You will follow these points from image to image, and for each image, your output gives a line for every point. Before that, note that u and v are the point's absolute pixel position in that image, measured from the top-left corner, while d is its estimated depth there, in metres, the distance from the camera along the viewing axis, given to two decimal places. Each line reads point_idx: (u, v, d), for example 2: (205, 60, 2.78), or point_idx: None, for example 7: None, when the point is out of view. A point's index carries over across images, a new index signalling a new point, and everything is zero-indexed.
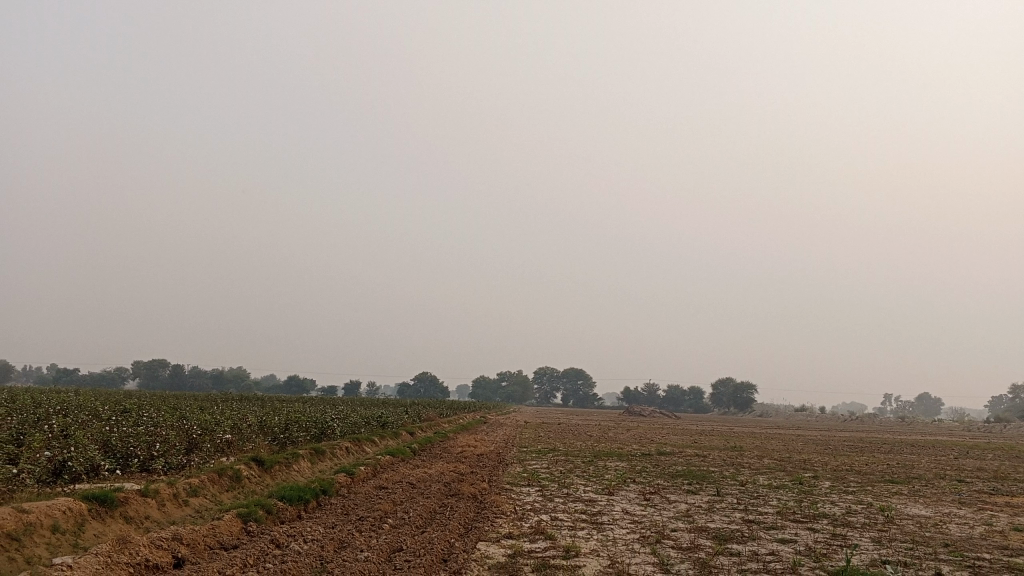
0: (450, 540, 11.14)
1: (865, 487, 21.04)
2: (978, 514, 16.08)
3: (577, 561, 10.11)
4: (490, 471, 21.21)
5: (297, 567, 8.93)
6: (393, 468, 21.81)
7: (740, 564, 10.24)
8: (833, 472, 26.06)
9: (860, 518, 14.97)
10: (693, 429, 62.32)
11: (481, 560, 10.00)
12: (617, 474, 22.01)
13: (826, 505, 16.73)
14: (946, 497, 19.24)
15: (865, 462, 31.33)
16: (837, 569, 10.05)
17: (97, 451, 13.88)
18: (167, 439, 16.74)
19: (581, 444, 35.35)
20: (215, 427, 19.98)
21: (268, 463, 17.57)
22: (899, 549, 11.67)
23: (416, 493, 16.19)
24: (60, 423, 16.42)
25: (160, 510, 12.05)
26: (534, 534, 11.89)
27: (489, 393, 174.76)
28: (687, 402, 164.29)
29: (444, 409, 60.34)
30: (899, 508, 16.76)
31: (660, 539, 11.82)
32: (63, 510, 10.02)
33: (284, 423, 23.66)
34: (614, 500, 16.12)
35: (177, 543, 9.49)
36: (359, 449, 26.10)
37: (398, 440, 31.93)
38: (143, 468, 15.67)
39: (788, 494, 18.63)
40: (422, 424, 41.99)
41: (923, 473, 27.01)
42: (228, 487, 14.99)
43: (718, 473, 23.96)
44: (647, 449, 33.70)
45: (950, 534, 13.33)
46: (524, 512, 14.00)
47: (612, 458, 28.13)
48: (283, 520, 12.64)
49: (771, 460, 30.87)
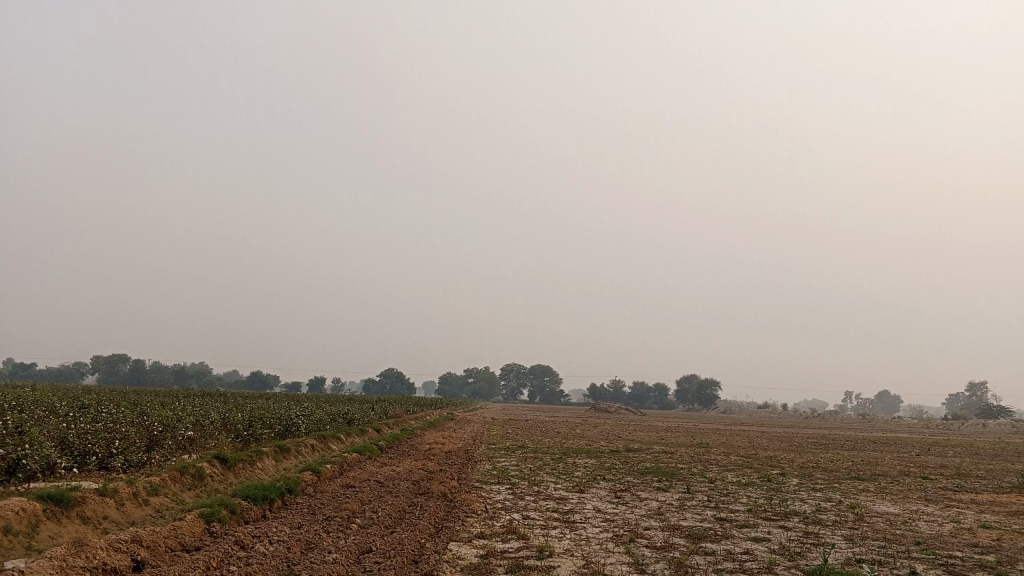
0: (421, 540, 10.89)
1: (833, 485, 21.13)
2: (946, 512, 16.21)
3: (551, 561, 9.91)
4: (459, 468, 20.98)
5: (263, 570, 8.59)
6: (360, 466, 21.49)
7: (716, 564, 10.10)
8: (800, 470, 26.20)
9: (830, 516, 14.98)
10: (659, 426, 62.46)
11: (453, 561, 9.75)
12: (587, 471, 21.90)
13: (795, 502, 16.77)
14: (912, 495, 19.39)
15: (830, 460, 31.56)
16: (813, 568, 9.95)
17: (52, 448, 13.41)
18: (127, 436, 16.26)
19: (549, 441, 35.20)
20: (177, 424, 19.46)
21: (232, 461, 17.16)
22: (871, 547, 11.64)
23: (384, 491, 15.90)
24: (14, 420, 15.87)
25: (119, 510, 11.64)
26: (505, 533, 11.70)
27: (456, 389, 174.35)
28: (653, 399, 165.34)
29: (412, 406, 59.82)
30: (867, 505, 16.83)
31: (634, 538, 11.66)
32: (17, 511, 9.60)
33: (248, 420, 23.19)
34: (585, 498, 15.99)
35: (136, 545, 9.11)
36: (325, 446, 25.73)
37: (365, 438, 31.59)
38: (100, 466, 15.21)
39: (757, 491, 18.63)
40: (389, 421, 41.53)
41: (887, 470, 27.25)
42: (190, 485, 14.58)
43: (687, 470, 23.95)
44: (615, 446, 33.70)
45: (920, 532, 13.39)
46: (495, 511, 13.78)
47: (581, 455, 28.02)
48: (247, 520, 12.29)
49: (738, 457, 31.01)
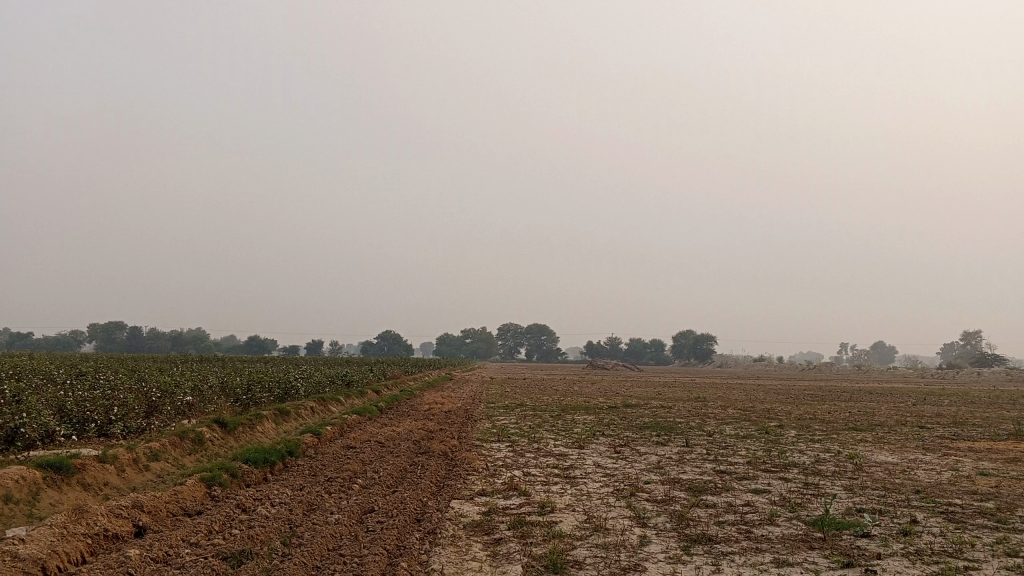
0: (423, 499, 10.90)
1: (832, 436, 21.22)
2: (944, 460, 16.30)
3: (554, 517, 9.90)
4: (459, 427, 21.04)
5: (265, 533, 8.57)
6: (360, 428, 21.53)
7: (718, 516, 10.10)
8: (797, 421, 26.34)
9: (829, 466, 15.06)
10: (656, 381, 62.70)
11: (455, 519, 9.75)
12: (586, 427, 21.96)
13: (794, 453, 16.87)
14: (910, 444, 19.48)
15: (827, 411, 31.72)
16: (814, 518, 9.97)
17: (50, 416, 13.37)
18: (126, 403, 16.24)
19: (547, 398, 35.33)
20: (176, 389, 19.43)
21: (232, 425, 17.14)
22: (872, 497, 11.67)
23: (384, 451, 15.93)
24: (12, 388, 15.83)
25: (120, 476, 11.63)
26: (507, 490, 11.72)
27: (453, 350, 174.99)
28: (649, 355, 166.34)
29: (410, 367, 60.06)
30: (866, 455, 16.94)
31: (634, 492, 11.69)
32: (16, 479, 9.55)
33: (247, 384, 23.18)
34: (585, 453, 16.05)
35: (137, 511, 9.07)
36: (324, 408, 25.78)
37: (364, 399, 31.68)
38: (100, 433, 15.18)
39: (756, 443, 18.71)
40: (388, 382, 41.65)
41: (884, 420, 27.40)
42: (190, 450, 14.58)
43: (686, 424, 24.04)
44: (613, 403, 33.79)
45: (919, 481, 13.46)
46: (496, 468, 13.80)
47: (580, 412, 28.07)
48: (249, 483, 12.29)
49: (735, 410, 31.17)
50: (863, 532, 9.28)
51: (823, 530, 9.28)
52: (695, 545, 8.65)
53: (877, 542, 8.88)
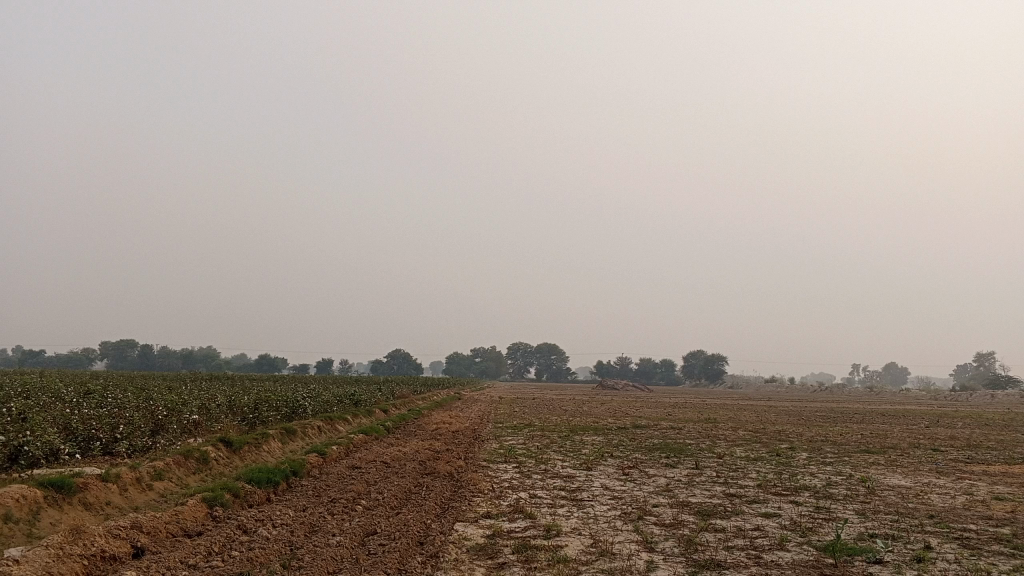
0: (426, 521, 10.75)
1: (843, 459, 20.95)
2: (958, 484, 16.05)
3: (559, 540, 9.73)
4: (466, 448, 20.87)
5: (265, 555, 8.44)
6: (367, 448, 21.38)
7: (726, 541, 9.91)
8: (809, 443, 26.08)
9: (841, 489, 14.83)
10: (666, 402, 62.28)
11: (458, 542, 9.58)
12: (594, 449, 21.76)
13: (805, 476, 16.63)
14: (923, 467, 19.20)
15: (839, 433, 31.37)
16: (825, 544, 9.77)
17: (55, 435, 13.29)
18: (132, 421, 16.15)
19: (555, 419, 35.11)
20: (182, 407, 19.35)
21: (237, 444, 17.04)
22: (884, 522, 11.45)
23: (390, 472, 15.77)
24: (18, 406, 15.79)
25: (123, 495, 11.54)
26: (513, 513, 11.56)
27: (463, 369, 174.78)
28: (659, 375, 165.69)
29: (420, 386, 59.95)
30: (879, 478, 16.69)
31: (642, 516, 11.51)
32: (17, 498, 9.46)
33: (254, 403, 23.07)
34: (593, 475, 15.86)
35: (136, 532, 8.96)
36: (332, 428, 25.65)
37: (372, 419, 31.54)
38: (104, 451, 15.10)
39: (766, 466, 18.46)
40: (396, 402, 41.50)
41: (896, 443, 27.07)
42: (195, 469, 14.47)
43: (695, 446, 23.79)
44: (622, 423, 33.54)
45: (933, 505, 13.22)
46: (501, 490, 13.62)
47: (588, 433, 27.86)
48: (251, 504, 12.16)
49: (746, 431, 30.87)
50: (876, 558, 9.06)
51: (834, 556, 9.07)
52: (703, 571, 8.46)
53: (890, 569, 8.66)
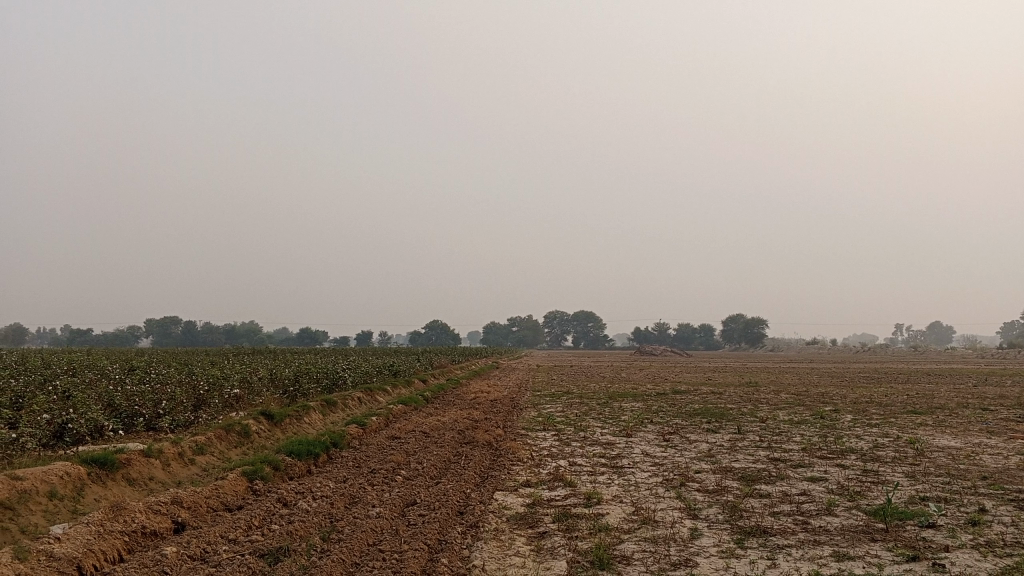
0: (466, 491, 10.67)
1: (890, 420, 20.51)
2: (1011, 444, 15.61)
3: (600, 509, 9.58)
4: (505, 416, 20.80)
5: (304, 528, 8.41)
6: (406, 418, 21.41)
7: (772, 507, 9.67)
8: (853, 405, 25.63)
9: (889, 452, 14.48)
10: (706, 366, 61.74)
11: (499, 512, 9.49)
12: (634, 415, 21.57)
13: (851, 439, 16.31)
14: (972, 427, 18.73)
15: (884, 394, 30.79)
16: (874, 508, 9.49)
17: (99, 412, 13.40)
18: (174, 397, 16.27)
19: (594, 386, 34.96)
20: (224, 382, 19.50)
21: (278, 417, 17.12)
22: (935, 484, 11.11)
23: (429, 442, 15.76)
24: (63, 384, 15.96)
25: (165, 470, 11.63)
26: (553, 481, 11.44)
27: (501, 338, 175.36)
28: (698, 340, 164.61)
29: (458, 356, 60.16)
30: (928, 439, 16.29)
31: (685, 482, 11.32)
32: (61, 475, 9.54)
33: (294, 375, 23.18)
34: (633, 442, 15.67)
35: (177, 507, 8.99)
36: (372, 399, 25.79)
37: (411, 389, 31.64)
38: (148, 427, 15.24)
39: (810, 429, 18.11)
40: (435, 372, 41.63)
41: (944, 403, 26.48)
42: (236, 443, 14.58)
43: (737, 410, 23.49)
44: (662, 389, 33.28)
45: (985, 466, 12.86)
46: (541, 458, 13.53)
47: (627, 399, 27.66)
48: (292, 476, 12.19)
49: (788, 395, 30.45)
50: (929, 522, 8.77)
51: (885, 521, 8.80)
52: (749, 537, 8.25)
53: (944, 533, 8.37)
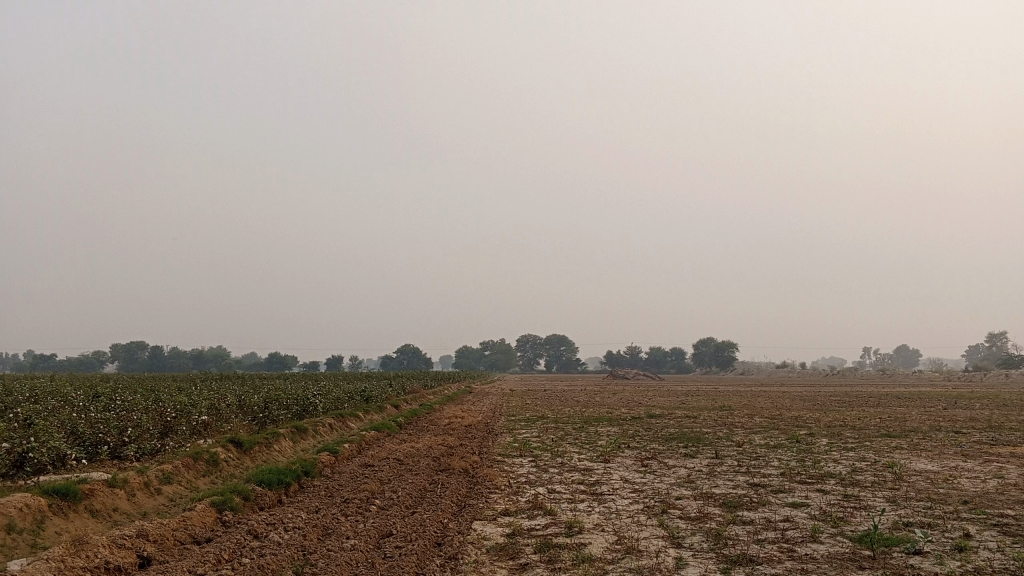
0: (443, 521, 10.39)
1: (865, 444, 20.54)
2: (987, 467, 15.63)
3: (582, 539, 9.34)
4: (480, 442, 20.51)
5: (277, 562, 8.08)
6: (379, 445, 21.03)
7: (756, 534, 9.50)
8: (828, 429, 25.62)
9: (867, 476, 14.42)
10: (679, 390, 61.56)
11: (478, 543, 9.22)
12: (610, 440, 21.36)
13: (829, 463, 16.23)
14: (947, 450, 18.78)
15: (856, 417, 30.87)
16: (859, 535, 9.36)
17: (62, 440, 12.94)
18: (140, 424, 15.81)
19: (568, 411, 34.70)
20: (191, 408, 19.02)
21: (248, 444, 16.71)
22: (917, 509, 11.03)
23: (404, 469, 15.44)
24: (24, 412, 15.43)
25: (130, 501, 11.22)
26: (532, 509, 11.19)
27: (473, 362, 174.67)
28: (670, 364, 165.16)
29: (430, 380, 59.66)
30: (905, 463, 16.27)
31: (666, 509, 11.11)
32: (20, 507, 9.12)
33: (264, 402, 22.71)
34: (611, 468, 15.48)
35: (142, 540, 8.62)
36: (343, 425, 25.34)
37: (383, 415, 31.16)
38: (113, 455, 14.76)
39: (787, 454, 18.01)
40: (407, 397, 41.16)
41: (917, 426, 26.58)
42: (205, 472, 14.16)
43: (713, 435, 23.37)
44: (637, 413, 33.11)
45: (964, 490, 12.83)
46: (519, 485, 13.28)
47: (602, 423, 27.48)
48: (262, 507, 11.82)
49: (763, 418, 30.45)
50: (915, 549, 8.65)
51: (871, 548, 8.67)
52: (736, 566, 8.06)
53: (932, 560, 8.25)
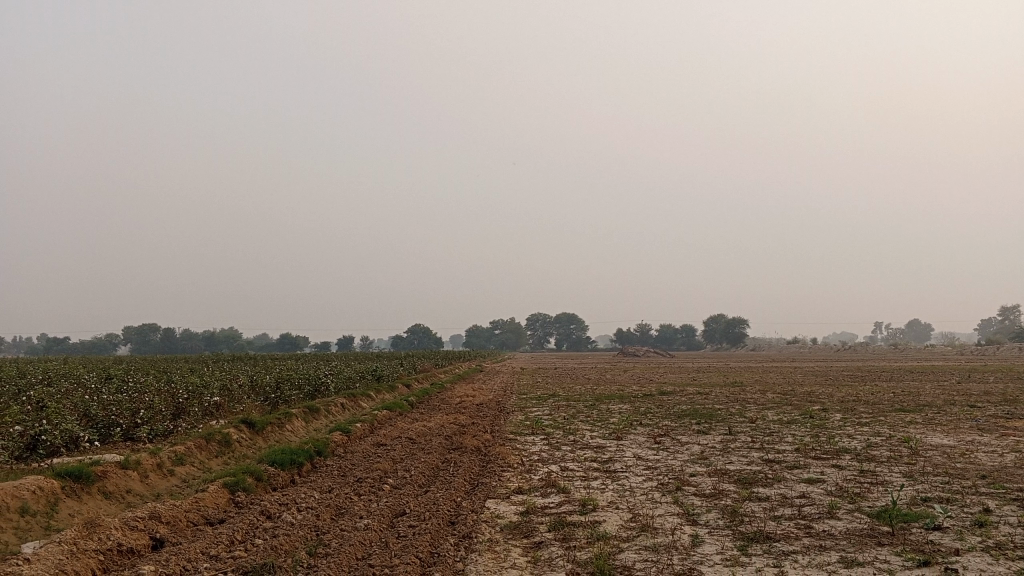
0: (456, 499, 10.33)
1: (879, 419, 20.39)
2: (1004, 441, 15.46)
3: (597, 516, 9.26)
4: (492, 421, 20.50)
5: (290, 542, 8.03)
6: (391, 424, 21.01)
7: (773, 511, 9.40)
8: (841, 404, 25.47)
9: (883, 451, 14.27)
10: (691, 367, 61.43)
11: (492, 521, 9.16)
12: (622, 418, 21.27)
13: (844, 438, 16.10)
14: (963, 424, 18.62)
15: (870, 392, 30.71)
16: (877, 510, 9.26)
17: (75, 423, 12.94)
18: (152, 406, 15.80)
19: (580, 389, 34.63)
20: (203, 389, 19.01)
21: (260, 425, 16.71)
22: (935, 484, 10.90)
23: (416, 448, 15.41)
24: (36, 395, 15.45)
25: (143, 483, 11.21)
26: (545, 487, 11.12)
27: (483, 341, 174.89)
28: (680, 341, 165.07)
29: (440, 359, 59.75)
30: (921, 438, 16.11)
31: (680, 486, 11.02)
32: (33, 490, 9.10)
33: (276, 382, 22.71)
34: (623, 445, 15.40)
35: (155, 522, 8.59)
36: (355, 405, 25.35)
37: (394, 395, 31.20)
38: (126, 437, 14.77)
39: (801, 430, 17.88)
40: (418, 376, 41.19)
41: (931, 400, 26.39)
42: (217, 453, 14.16)
43: (725, 411, 23.26)
44: (648, 390, 33.03)
45: (982, 464, 12.69)
46: (531, 463, 13.23)
47: (614, 401, 27.40)
48: (275, 487, 11.80)
49: (775, 394, 30.33)
50: (935, 524, 8.54)
51: (890, 524, 8.56)
52: (753, 544, 7.97)
53: (952, 536, 8.14)
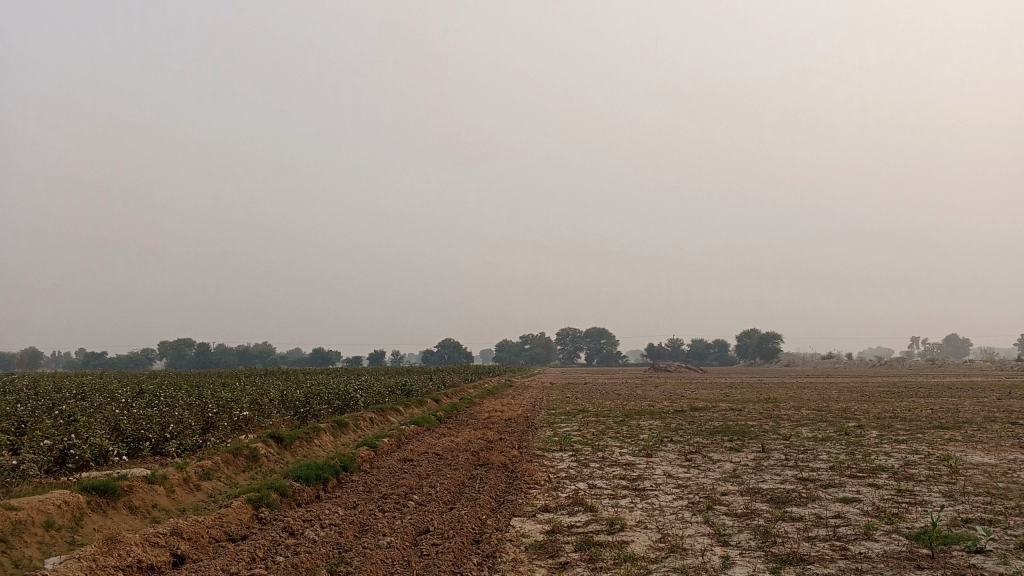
0: (481, 517, 10.16)
1: (917, 436, 19.85)
2: None
3: (624, 536, 9.05)
4: (519, 436, 20.32)
5: (312, 560, 7.92)
6: (419, 439, 20.88)
7: (807, 531, 9.13)
8: (878, 420, 24.90)
9: (922, 470, 13.84)
10: (724, 382, 60.65)
11: (516, 540, 8.98)
12: (652, 434, 20.96)
13: (881, 456, 15.69)
14: (1004, 442, 18.06)
15: (907, 408, 30.01)
16: (916, 532, 8.93)
17: (104, 437, 12.99)
18: (182, 420, 15.85)
19: (609, 404, 34.30)
20: (232, 404, 19.06)
21: (288, 439, 16.69)
22: (976, 505, 10.51)
23: (443, 464, 15.28)
24: (68, 409, 15.55)
25: (169, 497, 11.19)
26: (572, 505, 10.92)
27: (514, 356, 174.65)
28: (712, 356, 163.51)
29: (471, 374, 59.64)
30: (961, 456, 15.65)
31: (711, 505, 10.75)
32: (58, 504, 9.09)
33: (305, 396, 22.71)
34: (653, 462, 15.13)
35: (177, 538, 8.53)
36: (383, 419, 25.29)
37: (423, 409, 31.13)
38: (155, 451, 14.81)
39: (836, 447, 17.45)
40: (448, 391, 41.10)
41: (971, 417, 25.71)
42: (244, 467, 14.13)
43: (758, 428, 22.82)
44: (679, 406, 32.59)
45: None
46: (558, 480, 13.04)
47: (644, 417, 27.07)
48: (300, 503, 11.72)
49: (809, 410, 29.77)
50: (977, 548, 8.19)
51: (930, 547, 8.23)
52: (786, 566, 7.71)
53: (996, 560, 7.80)
